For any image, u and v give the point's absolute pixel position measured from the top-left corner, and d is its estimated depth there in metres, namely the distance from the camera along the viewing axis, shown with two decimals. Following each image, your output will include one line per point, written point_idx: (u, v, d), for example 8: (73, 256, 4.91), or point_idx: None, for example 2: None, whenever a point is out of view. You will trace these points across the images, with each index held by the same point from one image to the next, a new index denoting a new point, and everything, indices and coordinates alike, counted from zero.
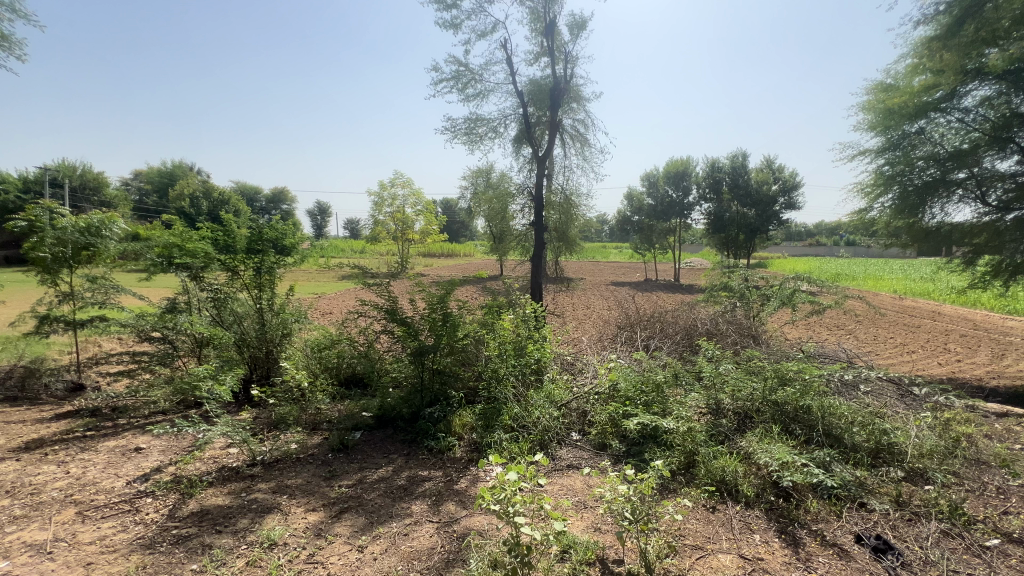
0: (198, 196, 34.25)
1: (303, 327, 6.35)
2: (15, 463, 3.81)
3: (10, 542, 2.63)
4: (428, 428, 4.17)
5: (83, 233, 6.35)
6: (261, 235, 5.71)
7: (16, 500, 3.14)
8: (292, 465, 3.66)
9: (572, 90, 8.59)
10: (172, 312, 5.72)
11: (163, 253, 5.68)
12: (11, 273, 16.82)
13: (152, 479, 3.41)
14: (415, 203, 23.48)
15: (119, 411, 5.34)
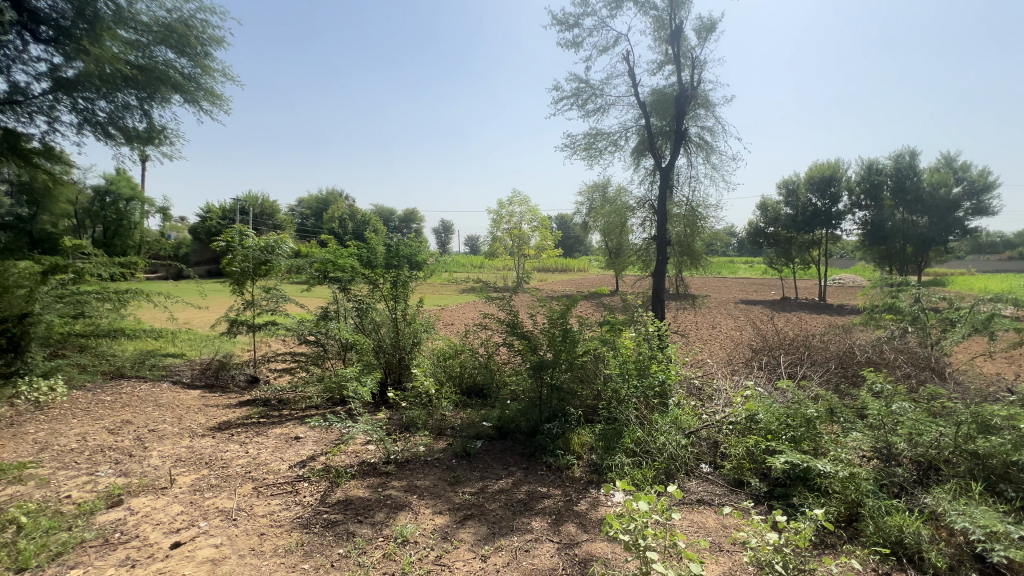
0: (346, 219, 39.41)
1: (431, 336, 6.81)
2: (211, 439, 4.65)
3: (208, 506, 3.19)
4: (546, 444, 4.15)
5: (263, 251, 7.62)
6: (398, 252, 6.32)
7: (212, 471, 3.83)
8: (422, 467, 3.90)
9: (700, 96, 8.11)
10: (325, 319, 6.57)
11: (320, 268, 6.57)
12: (212, 283, 20.92)
13: (308, 466, 3.89)
14: (531, 219, 24.14)
15: (284, 403, 6.26)
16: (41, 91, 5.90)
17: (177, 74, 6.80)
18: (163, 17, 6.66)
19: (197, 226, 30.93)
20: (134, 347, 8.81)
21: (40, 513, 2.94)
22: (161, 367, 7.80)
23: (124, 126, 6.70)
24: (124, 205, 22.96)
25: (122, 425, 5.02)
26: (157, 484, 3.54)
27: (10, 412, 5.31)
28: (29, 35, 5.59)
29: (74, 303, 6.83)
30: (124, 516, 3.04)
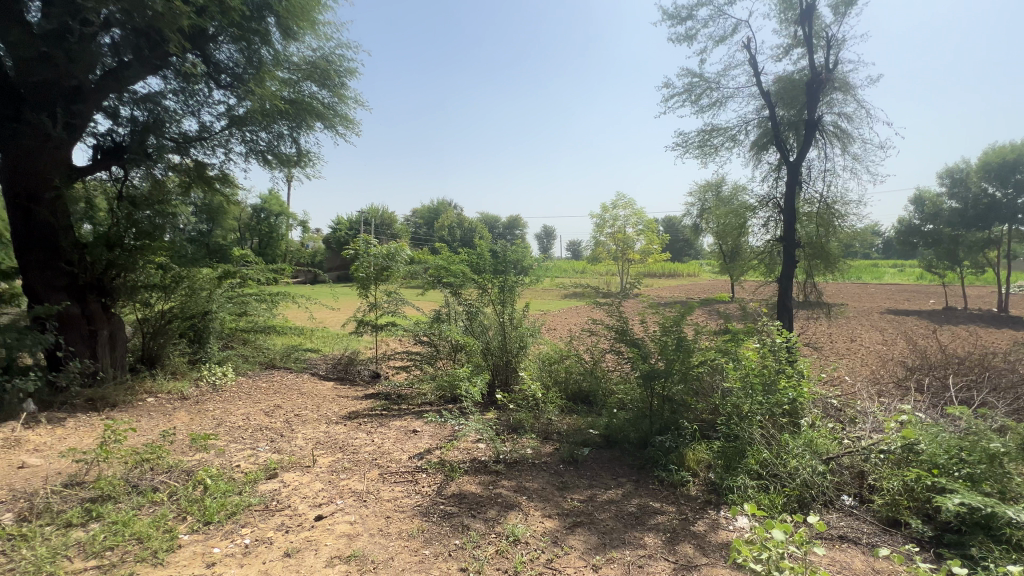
0: (454, 227, 41.79)
1: (536, 341, 6.90)
2: (344, 426, 5.21)
3: (343, 486, 3.57)
4: (658, 457, 3.97)
5: (385, 258, 8.40)
6: (505, 257, 6.53)
7: (345, 454, 4.29)
8: (530, 468, 3.96)
9: (837, 79, 7.20)
10: (438, 321, 7.02)
11: (434, 273, 7.11)
12: (341, 287, 23.48)
13: (425, 458, 4.18)
14: (636, 223, 23.37)
15: (402, 398, 6.78)
16: (220, 127, 7.13)
17: (319, 105, 7.78)
18: (309, 57, 7.69)
19: (330, 237, 35.08)
20: (283, 342, 10.23)
21: (219, 477, 3.54)
22: (303, 360, 8.95)
23: (278, 152, 7.83)
24: (275, 220, 26.88)
25: (275, 409, 5.85)
26: (303, 462, 4.06)
27: (196, 393, 6.49)
28: (213, 82, 6.80)
29: (240, 303, 8.12)
30: (278, 487, 3.53)
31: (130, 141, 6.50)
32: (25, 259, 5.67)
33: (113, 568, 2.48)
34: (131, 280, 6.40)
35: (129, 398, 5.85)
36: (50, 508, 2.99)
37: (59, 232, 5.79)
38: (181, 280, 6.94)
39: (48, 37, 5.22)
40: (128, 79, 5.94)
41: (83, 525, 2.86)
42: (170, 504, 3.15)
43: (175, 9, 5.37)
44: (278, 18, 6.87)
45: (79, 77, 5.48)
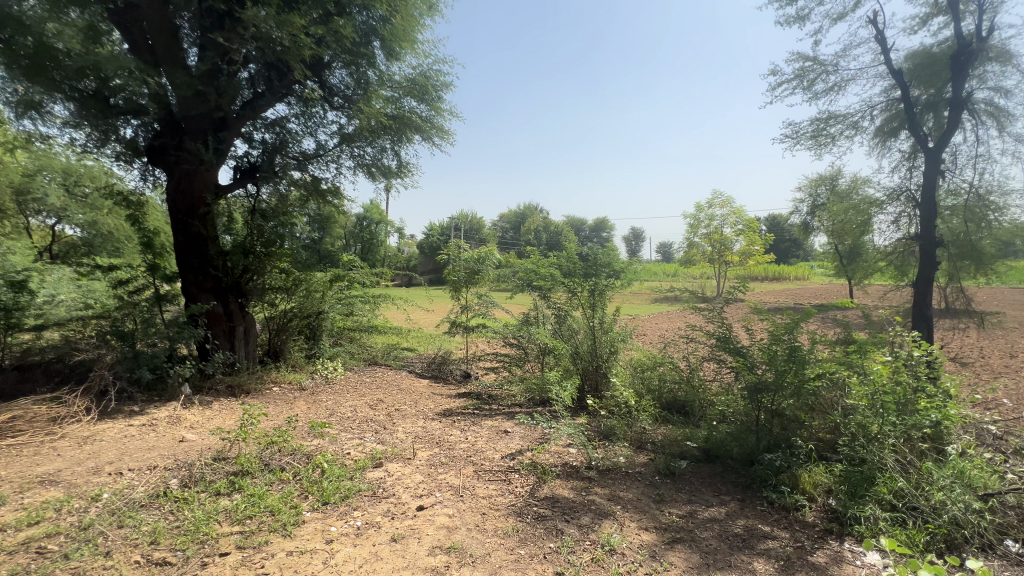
0: (540, 231, 42.17)
1: (627, 346, 6.71)
2: (439, 422, 5.48)
3: (441, 480, 3.75)
4: (767, 476, 3.66)
5: (475, 262, 8.71)
6: (596, 261, 6.41)
7: (441, 449, 4.51)
8: (623, 478, 3.85)
9: (992, 48, 6.13)
10: (527, 324, 7.13)
11: (524, 277, 7.10)
12: (434, 291, 24.77)
13: (517, 459, 4.25)
14: (734, 222, 21.79)
15: (492, 398, 6.97)
16: (333, 145, 7.88)
17: (418, 119, 8.27)
18: (409, 74, 8.21)
19: (424, 243, 37.22)
20: (383, 340, 11.02)
21: (333, 462, 3.91)
22: (401, 358, 9.58)
23: (382, 165, 8.46)
24: (376, 228, 29.21)
25: (378, 402, 6.33)
26: (404, 454, 4.34)
27: (312, 384, 7.23)
28: (328, 104, 7.54)
29: (348, 304, 8.90)
30: (384, 475, 3.80)
31: (261, 161, 7.43)
32: (184, 265, 6.60)
33: (252, 535, 2.83)
34: (262, 283, 7.33)
35: (260, 386, 6.68)
36: (203, 478, 3.50)
37: (209, 242, 6.73)
38: (301, 283, 7.79)
39: (203, 77, 6.16)
40: (261, 107, 6.82)
41: (228, 495, 3.31)
42: (295, 483, 3.53)
43: (300, 42, 6.06)
44: (383, 41, 7.44)
45: (225, 108, 6.40)
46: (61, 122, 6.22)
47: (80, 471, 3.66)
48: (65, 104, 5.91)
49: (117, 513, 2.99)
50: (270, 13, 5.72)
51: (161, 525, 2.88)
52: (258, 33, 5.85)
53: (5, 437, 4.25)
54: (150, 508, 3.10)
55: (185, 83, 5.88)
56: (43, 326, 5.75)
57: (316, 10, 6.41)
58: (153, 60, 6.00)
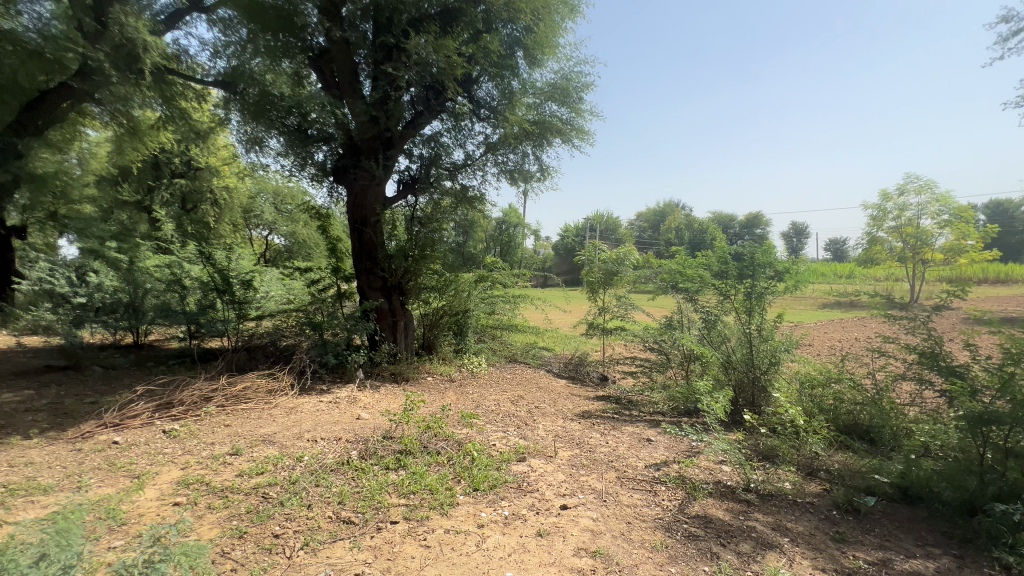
0: (682, 229, 39.71)
1: (791, 357, 5.89)
2: (578, 424, 5.47)
3: (583, 482, 3.73)
4: (998, 532, 2.88)
5: (614, 262, 8.52)
6: (753, 260, 5.71)
7: (582, 451, 4.49)
8: (790, 507, 3.39)
9: None
10: (669, 329, 6.90)
11: (667, 279, 6.83)
12: (570, 292, 25.04)
13: (662, 470, 4.02)
14: (937, 211, 17.73)
15: (632, 404, 6.73)
16: (480, 154, 8.42)
17: (559, 122, 8.40)
18: (550, 79, 8.36)
19: (560, 244, 38.00)
20: (522, 340, 11.43)
21: (481, 452, 4.16)
22: (539, 357, 9.83)
23: (523, 170, 8.79)
24: (513, 230, 30.60)
25: (519, 398, 6.57)
26: (546, 451, 4.42)
27: (460, 377, 7.84)
28: (476, 117, 8.07)
29: (491, 304, 9.45)
30: (527, 470, 3.93)
31: (420, 174, 8.29)
32: (359, 267, 7.70)
33: (416, 509, 3.16)
34: (419, 284, 8.16)
35: (417, 375, 7.46)
36: (376, 452, 4.02)
37: (378, 247, 7.71)
38: (450, 283, 8.51)
39: (376, 104, 7.09)
40: (420, 125, 7.59)
41: (395, 470, 3.75)
42: (449, 466, 3.85)
43: (454, 63, 6.63)
44: (526, 51, 7.74)
45: (392, 129, 7.30)
46: (275, 153, 7.71)
47: (289, 435, 4.51)
48: (279, 137, 7.29)
49: (315, 474, 3.60)
50: (429, 39, 6.38)
51: (346, 489, 3.38)
52: (419, 59, 6.53)
53: (240, 403, 5.41)
54: (337, 472, 3.67)
55: (362, 111, 6.84)
56: (261, 317, 6.89)
57: (467, 31, 6.97)
58: (339, 94, 7.09)
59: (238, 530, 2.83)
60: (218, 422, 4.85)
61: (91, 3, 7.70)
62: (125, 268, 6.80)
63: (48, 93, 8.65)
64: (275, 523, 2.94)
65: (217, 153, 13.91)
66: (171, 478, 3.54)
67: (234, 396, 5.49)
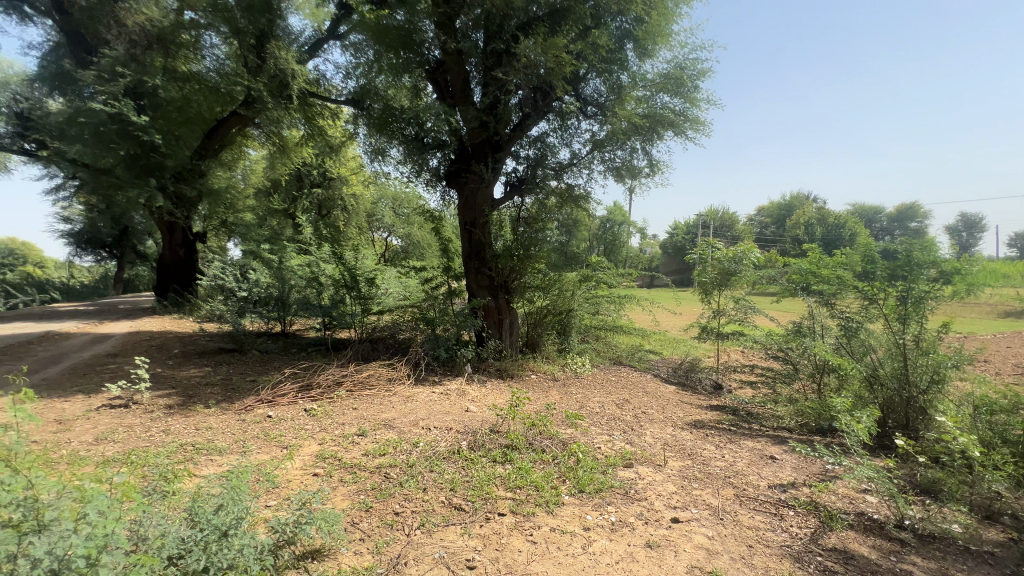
0: (813, 223, 35.39)
1: (961, 375, 4.92)
2: (690, 433, 5.14)
3: (697, 496, 3.50)
4: None
5: (731, 262, 7.82)
6: (909, 259, 4.88)
7: (694, 463, 4.21)
8: (961, 554, 2.83)
9: None
10: (798, 335, 6.20)
11: (798, 279, 6.21)
12: (680, 293, 23.78)
13: (790, 493, 3.61)
14: None
15: (752, 416, 6.15)
16: (586, 152, 8.32)
17: (671, 113, 7.97)
18: (663, 70, 7.96)
19: (668, 242, 36.40)
20: (627, 342, 11.06)
21: (587, 454, 4.11)
22: (646, 361, 9.43)
23: (631, 166, 8.49)
24: (618, 229, 29.78)
25: (625, 402, 6.36)
26: (654, 459, 4.23)
27: (563, 376, 7.84)
28: (583, 115, 7.98)
29: (596, 303, 9.32)
30: (635, 477, 3.79)
31: (527, 175, 8.44)
32: (468, 267, 8.08)
33: (522, 504, 3.23)
34: (524, 283, 8.30)
35: (521, 372, 7.61)
36: (484, 444, 4.18)
37: (486, 247, 8.00)
38: (555, 282, 8.55)
39: (486, 109, 7.35)
40: (528, 127, 7.71)
41: (502, 463, 3.87)
42: (554, 465, 3.86)
43: (562, 62, 6.64)
44: (636, 42, 7.48)
45: (501, 132, 7.51)
46: (395, 161, 8.38)
47: (407, 421, 4.88)
48: (399, 146, 7.90)
49: (429, 460, 3.85)
50: (538, 42, 6.47)
51: (456, 477, 3.57)
52: (528, 61, 6.64)
53: (364, 388, 5.99)
54: (448, 460, 3.89)
55: (474, 117, 7.15)
56: (382, 311, 7.57)
57: (575, 29, 6.95)
58: (452, 102, 7.49)
59: (364, 504, 3.13)
60: (348, 405, 5.42)
61: (254, 42, 9.14)
62: (276, 266, 7.71)
63: (223, 120, 10.39)
64: (396, 502, 3.20)
65: (348, 164, 15.55)
66: (311, 451, 4.04)
67: (360, 381, 6.09)
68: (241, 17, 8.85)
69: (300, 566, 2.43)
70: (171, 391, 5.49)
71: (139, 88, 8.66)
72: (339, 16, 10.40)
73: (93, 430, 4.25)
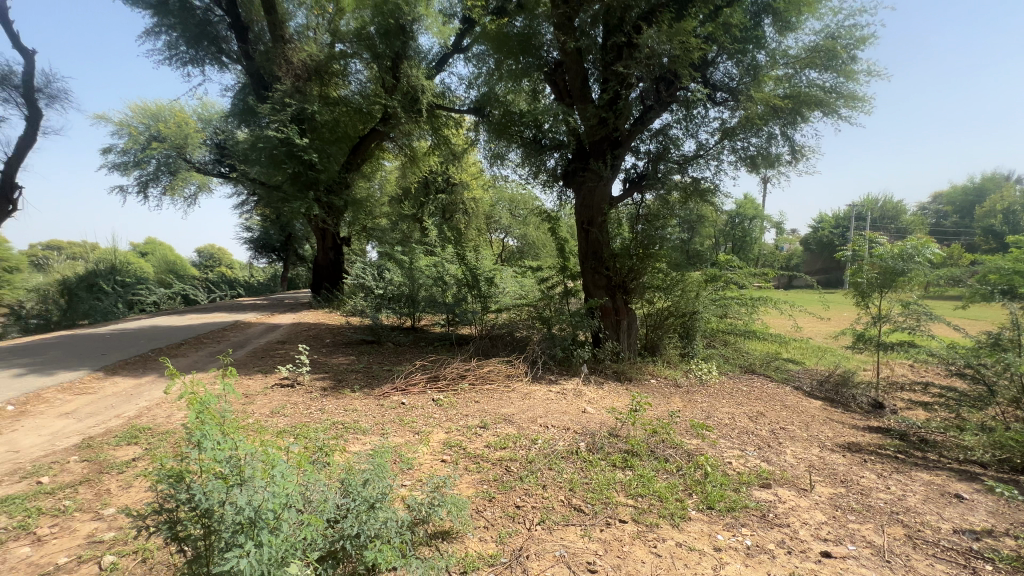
0: (1015, 210, 28.51)
1: None
2: (842, 457, 4.47)
3: (853, 530, 3.03)
4: None
5: (898, 259, 6.61)
6: None
7: (850, 492, 3.65)
8: None
9: None
10: (994, 348, 5.10)
11: (996, 281, 5.49)
12: (827, 295, 20.93)
13: (985, 543, 2.94)
14: None
15: (927, 444, 5.14)
16: (714, 142, 7.72)
17: (820, 91, 7.02)
18: (811, 43, 7.05)
19: (811, 237, 32.28)
20: (761, 349, 10.01)
21: (716, 468, 3.81)
22: (784, 372, 8.43)
23: (768, 154, 7.67)
24: (748, 224, 27.07)
25: (759, 416, 5.76)
26: (798, 482, 3.76)
27: (686, 382, 7.36)
28: (711, 102, 7.42)
29: (724, 305, 8.62)
30: (774, 499, 3.41)
31: (648, 170, 8.09)
32: (585, 266, 8.01)
33: (645, 513, 3.10)
34: (643, 283, 7.98)
35: (640, 375, 7.33)
36: (603, 447, 4.11)
37: (604, 246, 7.84)
38: (677, 283, 8.07)
39: (606, 105, 7.20)
40: (649, 120, 7.38)
41: (622, 468, 3.76)
42: (679, 476, 3.64)
43: (689, 48, 6.23)
44: (775, 16, 6.76)
45: (620, 128, 7.29)
46: (513, 164, 8.65)
47: (525, 418, 5.01)
48: (517, 150, 8.15)
49: (548, 458, 3.90)
50: (663, 29, 6.16)
51: (576, 477, 3.56)
52: (651, 51, 6.36)
53: (484, 383, 6.28)
54: (567, 460, 3.89)
55: (593, 114, 7.06)
56: (500, 309, 7.87)
57: (704, 10, 6.49)
58: (570, 101, 7.47)
59: (487, 493, 3.29)
60: (470, 398, 5.74)
61: (390, 65, 10.22)
62: (407, 266, 8.38)
63: (365, 137, 11.69)
64: (517, 495, 3.29)
65: (469, 170, 16.45)
66: (438, 438, 4.35)
67: (481, 376, 6.39)
68: (380, 43, 9.94)
69: (432, 544, 2.63)
70: (325, 375, 6.35)
71: (302, 115, 10.15)
72: (463, 30, 11.07)
73: (269, 405, 5.09)
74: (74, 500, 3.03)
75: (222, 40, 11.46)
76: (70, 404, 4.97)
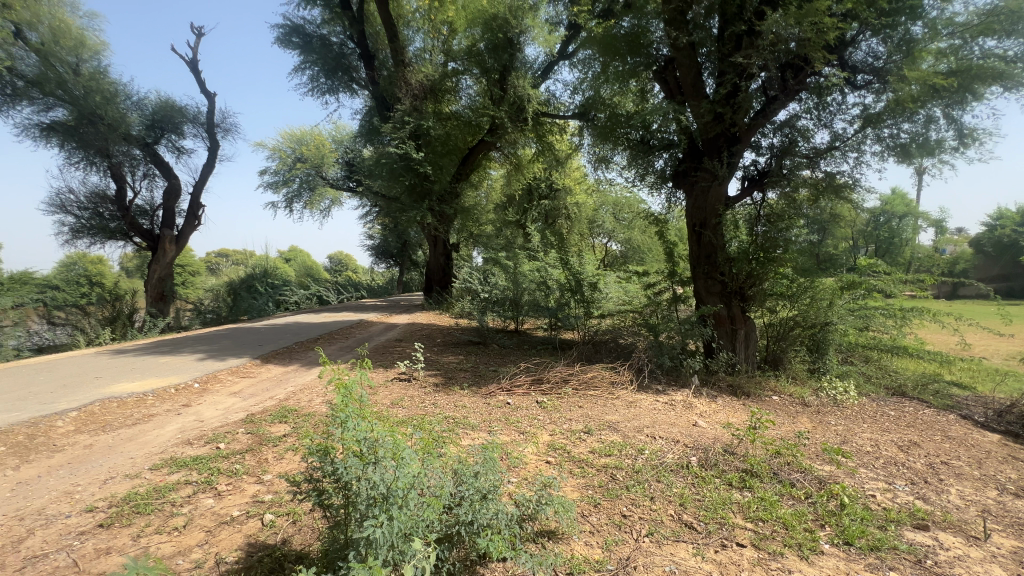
0: None
1: None
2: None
3: None
4: None
5: None
6: None
7: None
8: None
9: None
10: None
11: None
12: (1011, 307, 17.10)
13: None
14: None
15: None
16: (854, 131, 6.83)
17: (999, 63, 5.85)
18: (986, 6, 5.91)
19: (986, 238, 26.78)
20: (915, 369, 8.53)
21: (855, 499, 3.35)
22: (947, 397, 7.09)
23: (925, 141, 6.57)
24: (898, 224, 23.28)
25: (911, 446, 4.93)
26: (967, 529, 3.15)
27: (817, 402, 6.56)
28: (849, 86, 6.59)
29: (864, 316, 7.55)
30: (932, 544, 2.91)
31: (771, 166, 7.41)
32: (696, 271, 7.57)
33: (766, 539, 2.85)
34: (763, 289, 7.32)
35: (759, 390, 6.71)
36: (717, 464, 3.84)
37: (718, 250, 7.33)
38: (806, 290, 7.25)
39: (722, 99, 6.75)
40: (773, 111, 6.74)
41: (740, 489, 3.49)
42: (808, 505, 3.27)
43: (823, 29, 5.61)
44: None
45: (738, 123, 6.78)
46: (619, 167, 8.51)
47: (630, 426, 4.87)
48: (624, 152, 8.00)
49: (656, 470, 3.75)
50: (790, 12, 5.64)
51: (686, 493, 3.39)
52: (775, 37, 5.84)
53: (588, 388, 6.23)
54: (676, 474, 3.72)
55: (707, 110, 6.66)
56: (603, 315, 7.77)
57: None
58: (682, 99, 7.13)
59: (593, 499, 3.27)
60: (574, 402, 5.74)
61: (499, 77, 10.68)
62: (512, 270, 8.65)
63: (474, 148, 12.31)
64: (623, 504, 3.23)
65: (573, 175, 16.48)
66: (543, 439, 4.43)
67: (584, 381, 6.36)
68: (489, 58, 10.56)
69: (538, 541, 2.70)
70: (438, 372, 6.80)
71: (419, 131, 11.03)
72: (569, 37, 11.18)
73: (390, 396, 5.59)
74: (242, 464, 3.63)
75: (354, 69, 12.86)
76: (237, 385, 5.96)
